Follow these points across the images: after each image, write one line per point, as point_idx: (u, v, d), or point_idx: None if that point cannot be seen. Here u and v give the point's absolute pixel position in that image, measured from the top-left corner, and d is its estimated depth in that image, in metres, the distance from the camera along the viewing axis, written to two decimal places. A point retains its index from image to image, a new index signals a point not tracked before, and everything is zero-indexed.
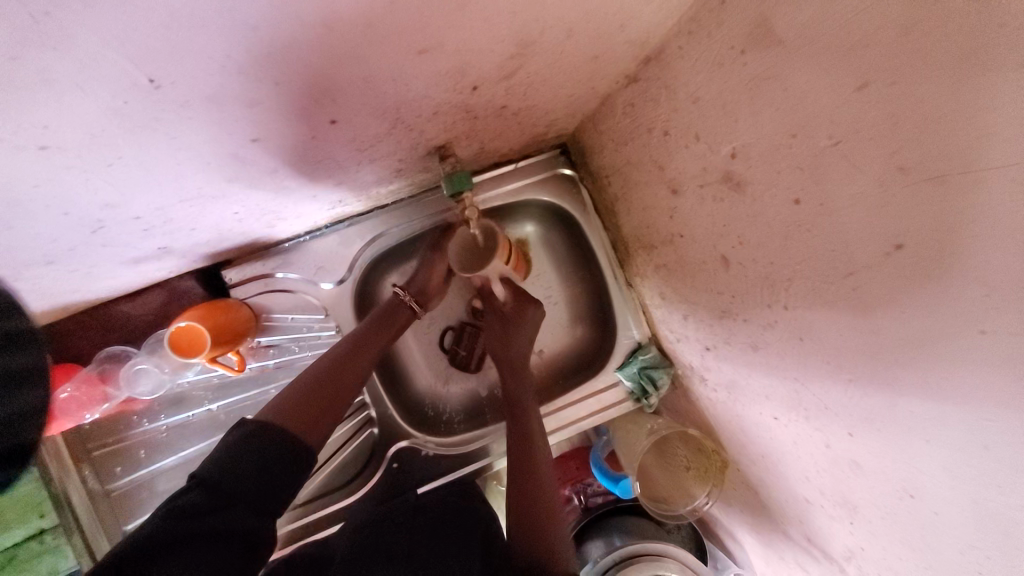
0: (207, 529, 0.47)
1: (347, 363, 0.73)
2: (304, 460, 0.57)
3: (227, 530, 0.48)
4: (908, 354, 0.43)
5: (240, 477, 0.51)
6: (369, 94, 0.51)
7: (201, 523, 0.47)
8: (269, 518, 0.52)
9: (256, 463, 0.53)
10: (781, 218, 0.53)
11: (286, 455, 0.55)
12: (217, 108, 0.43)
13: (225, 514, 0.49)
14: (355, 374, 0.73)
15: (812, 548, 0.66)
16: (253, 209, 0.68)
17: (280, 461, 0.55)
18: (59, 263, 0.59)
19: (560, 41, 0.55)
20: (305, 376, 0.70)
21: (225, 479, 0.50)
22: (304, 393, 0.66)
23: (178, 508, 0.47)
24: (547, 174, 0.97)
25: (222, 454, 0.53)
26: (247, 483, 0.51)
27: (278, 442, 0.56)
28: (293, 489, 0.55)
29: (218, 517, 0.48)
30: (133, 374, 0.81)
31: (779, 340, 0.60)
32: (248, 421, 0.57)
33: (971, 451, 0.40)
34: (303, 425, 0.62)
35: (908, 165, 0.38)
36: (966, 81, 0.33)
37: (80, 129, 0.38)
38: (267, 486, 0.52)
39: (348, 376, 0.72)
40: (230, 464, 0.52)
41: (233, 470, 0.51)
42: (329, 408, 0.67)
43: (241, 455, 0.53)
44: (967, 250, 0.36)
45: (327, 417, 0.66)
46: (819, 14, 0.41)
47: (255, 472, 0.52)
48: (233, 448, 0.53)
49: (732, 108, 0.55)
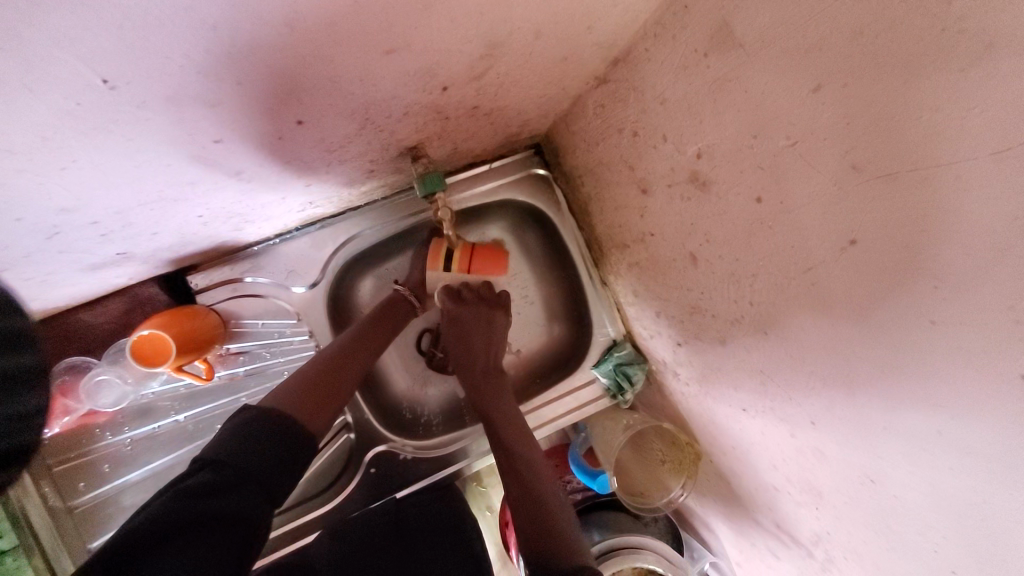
0: (218, 508, 0.46)
1: (353, 352, 0.75)
2: (308, 445, 0.57)
3: (237, 508, 0.48)
4: (867, 344, 0.45)
5: (249, 460, 0.51)
6: (336, 94, 0.50)
7: (213, 502, 0.47)
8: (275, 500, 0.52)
9: (263, 447, 0.53)
10: (745, 216, 0.55)
11: (290, 438, 0.55)
12: (176, 109, 0.41)
13: (234, 493, 0.49)
14: (360, 363, 0.75)
15: (782, 534, 0.68)
16: (219, 212, 0.66)
17: (285, 443, 0.55)
18: (12, 271, 0.56)
19: (529, 42, 0.55)
20: (299, 375, 0.67)
21: (234, 461, 0.51)
22: (304, 388, 0.65)
23: (189, 487, 0.47)
24: (520, 175, 0.98)
25: (230, 437, 0.53)
26: (255, 466, 0.51)
27: (282, 426, 0.56)
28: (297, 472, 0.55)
29: (228, 497, 0.48)
30: (94, 387, 0.78)
31: (746, 334, 0.61)
32: (252, 407, 0.57)
33: (925, 436, 0.42)
34: (309, 411, 0.62)
35: (862, 163, 0.40)
36: (913, 83, 0.34)
37: (28, 130, 0.36)
38: (274, 470, 0.52)
39: (354, 365, 0.73)
40: (237, 447, 0.52)
41: (242, 453, 0.51)
42: (336, 395, 0.68)
43: (249, 438, 0.53)
44: (918, 243, 0.38)
45: (331, 410, 0.65)
46: (777, 17, 0.43)
47: (263, 455, 0.52)
48: (240, 431, 0.53)
49: (697, 109, 0.56)
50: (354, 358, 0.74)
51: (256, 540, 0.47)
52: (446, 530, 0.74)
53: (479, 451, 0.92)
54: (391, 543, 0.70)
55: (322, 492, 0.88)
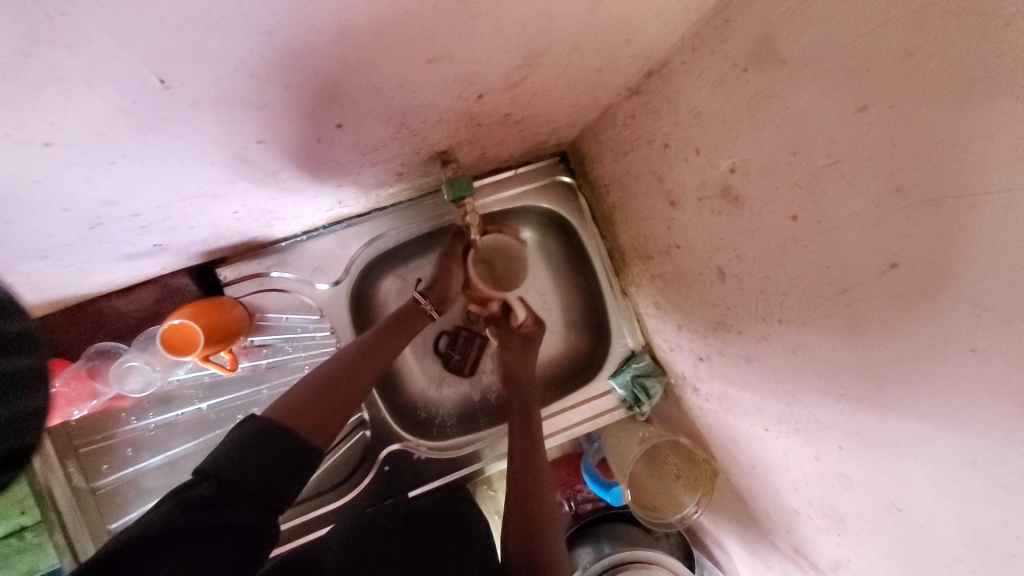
0: (217, 521, 0.46)
1: (357, 365, 0.72)
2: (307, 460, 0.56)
3: (234, 524, 0.46)
4: (901, 372, 0.44)
5: (247, 473, 0.50)
6: (377, 98, 0.51)
7: (211, 516, 0.46)
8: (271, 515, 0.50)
9: (263, 458, 0.52)
10: (778, 233, 0.54)
11: (285, 455, 0.54)
12: (227, 109, 0.42)
13: (232, 508, 0.47)
14: (364, 376, 0.72)
15: (800, 558, 0.67)
16: (253, 208, 0.68)
17: (280, 463, 0.53)
18: (53, 258, 0.58)
19: (568, 52, 0.55)
20: (301, 384, 0.65)
21: (232, 474, 0.50)
22: (307, 399, 0.63)
23: (188, 499, 0.46)
24: (545, 181, 0.98)
25: (230, 448, 0.52)
26: (254, 479, 0.50)
27: (282, 441, 0.54)
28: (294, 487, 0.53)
29: (227, 511, 0.47)
30: (123, 371, 0.80)
31: (772, 352, 0.61)
32: (254, 419, 0.55)
33: (958, 466, 0.41)
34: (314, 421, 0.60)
35: (905, 186, 0.39)
36: (963, 110, 0.34)
37: (86, 126, 0.38)
38: (272, 483, 0.51)
39: (358, 377, 0.71)
40: (236, 459, 0.51)
41: (240, 465, 0.50)
42: (337, 407, 0.65)
43: (249, 450, 0.52)
44: (961, 270, 0.37)
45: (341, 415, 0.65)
46: (822, 36, 0.42)
47: (262, 469, 0.51)
48: (241, 443, 0.52)
49: (734, 125, 0.56)
50: (361, 368, 0.72)
51: (253, 553, 0.46)
52: (457, 529, 0.73)
53: (494, 454, 0.93)
54: (406, 539, 0.70)
55: (337, 487, 0.89)
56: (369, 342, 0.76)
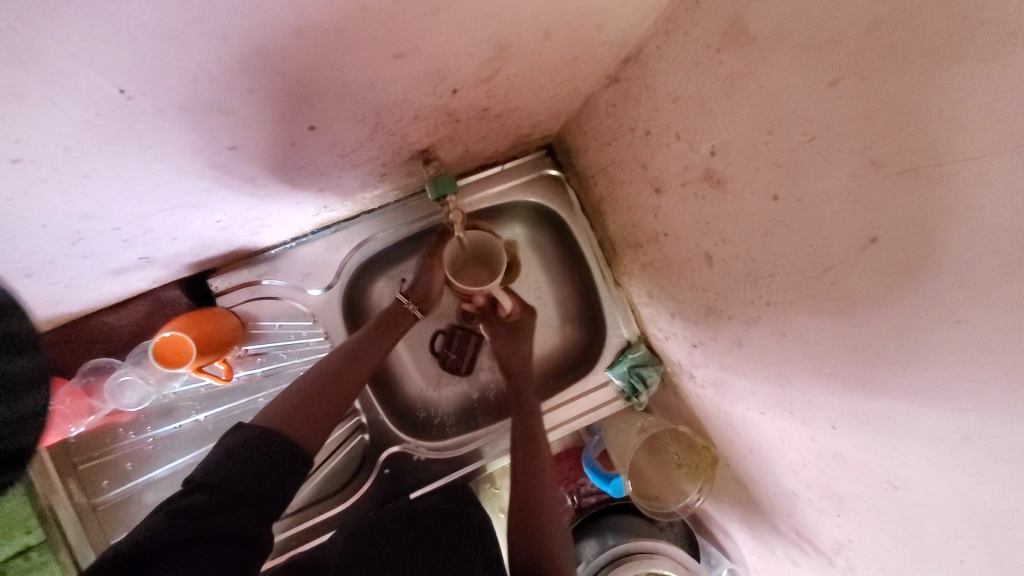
0: (211, 531, 0.46)
1: (350, 366, 0.73)
2: (299, 465, 0.55)
3: (229, 533, 0.46)
4: (887, 345, 0.43)
5: (238, 480, 0.50)
6: (347, 99, 0.51)
7: (203, 526, 0.46)
8: (266, 521, 0.50)
9: (256, 465, 0.51)
10: (761, 214, 0.54)
11: (278, 461, 0.53)
12: (194, 116, 0.42)
13: (227, 517, 0.47)
14: (358, 378, 0.72)
15: (803, 541, 0.66)
16: (237, 216, 0.68)
17: (276, 469, 0.53)
18: (39, 276, 0.58)
19: (539, 43, 0.55)
20: (295, 386, 0.66)
21: (221, 483, 0.49)
22: (300, 402, 0.63)
23: (182, 509, 0.46)
24: (533, 176, 0.98)
25: (222, 455, 0.51)
26: (244, 487, 0.50)
27: (277, 447, 0.54)
28: (289, 493, 0.53)
29: (220, 520, 0.47)
30: (117, 387, 0.80)
31: (762, 335, 0.60)
32: (249, 425, 0.55)
33: (951, 439, 0.40)
34: (301, 427, 0.60)
35: (881, 159, 0.39)
36: (932, 78, 0.33)
37: (53, 140, 0.38)
38: (262, 490, 0.51)
39: (351, 378, 0.71)
40: (226, 468, 0.50)
41: (230, 474, 0.50)
42: (330, 406, 0.66)
43: (240, 457, 0.51)
44: (942, 240, 0.36)
45: (326, 425, 0.64)
46: (791, 12, 0.42)
47: (253, 475, 0.51)
48: (232, 449, 0.52)
49: (710, 107, 0.55)
50: (349, 375, 0.71)
51: (250, 558, 0.47)
52: (458, 525, 0.73)
53: (495, 451, 0.92)
54: (409, 539, 0.69)
55: (337, 491, 0.89)
56: (363, 344, 0.77)
